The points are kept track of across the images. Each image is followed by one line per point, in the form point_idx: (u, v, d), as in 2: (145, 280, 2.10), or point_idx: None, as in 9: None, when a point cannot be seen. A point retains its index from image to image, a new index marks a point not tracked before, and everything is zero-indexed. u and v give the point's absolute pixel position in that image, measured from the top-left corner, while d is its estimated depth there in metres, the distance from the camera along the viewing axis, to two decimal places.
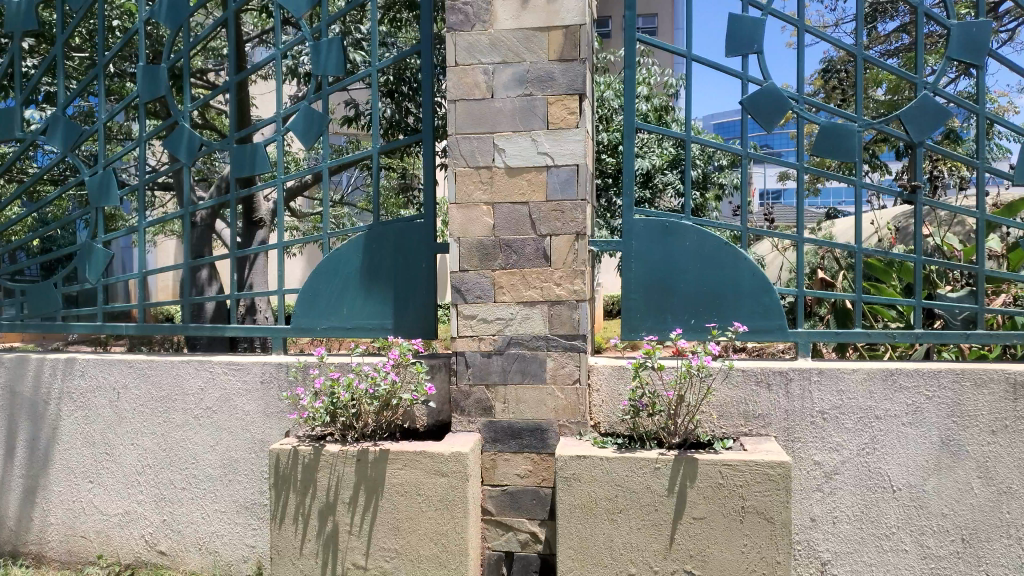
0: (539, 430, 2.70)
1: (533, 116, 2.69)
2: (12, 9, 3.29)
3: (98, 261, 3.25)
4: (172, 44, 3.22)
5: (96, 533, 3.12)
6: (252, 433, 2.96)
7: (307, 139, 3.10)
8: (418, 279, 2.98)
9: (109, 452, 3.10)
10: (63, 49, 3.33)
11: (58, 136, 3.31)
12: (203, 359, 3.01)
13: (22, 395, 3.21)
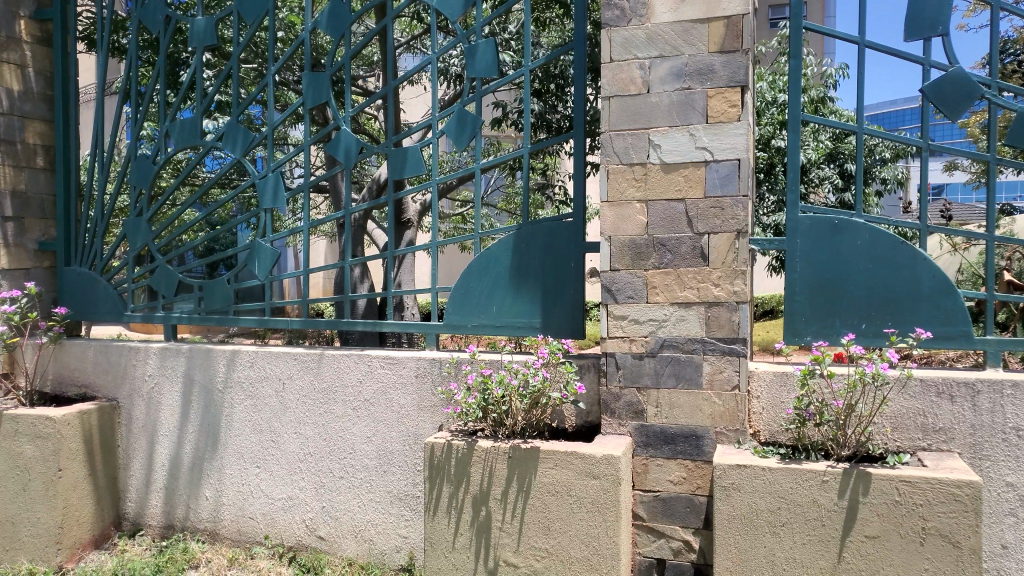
0: (694, 436, 2.61)
1: (692, 110, 2.61)
2: (196, 27, 3.56)
3: (266, 257, 3.44)
4: (334, 52, 3.36)
5: (262, 515, 3.31)
6: (406, 426, 3.05)
7: (461, 140, 3.16)
8: (567, 278, 2.95)
9: (275, 439, 3.28)
10: (238, 61, 3.56)
11: (234, 142, 3.55)
12: (362, 353, 3.13)
13: (198, 382, 3.41)
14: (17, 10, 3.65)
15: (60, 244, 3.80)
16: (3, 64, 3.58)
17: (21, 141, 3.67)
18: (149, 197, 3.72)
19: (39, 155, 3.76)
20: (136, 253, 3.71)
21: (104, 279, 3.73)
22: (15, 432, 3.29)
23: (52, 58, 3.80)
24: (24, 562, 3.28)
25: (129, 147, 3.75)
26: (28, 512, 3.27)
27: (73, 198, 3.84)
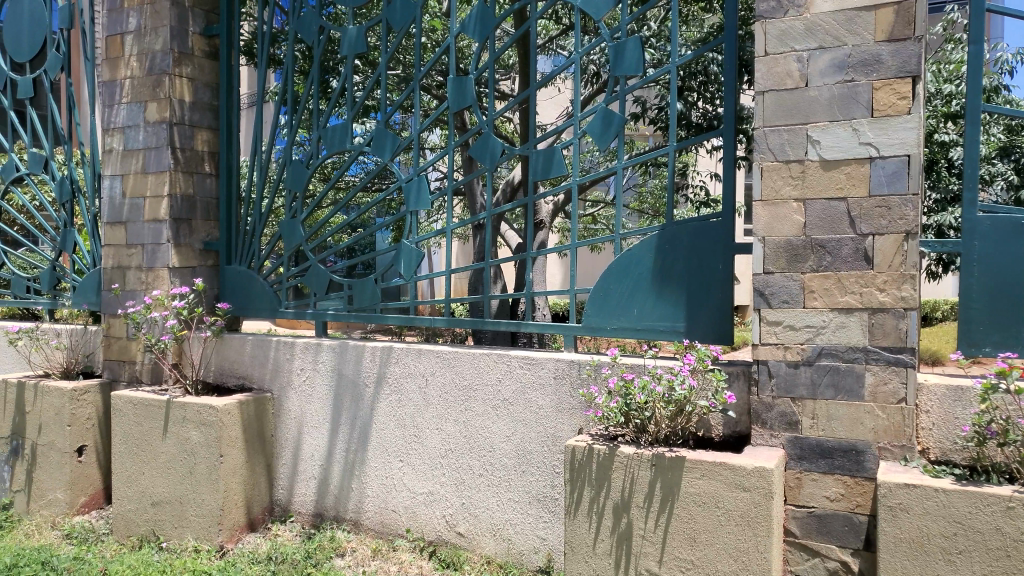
0: (854, 451, 2.45)
1: (855, 104, 2.45)
2: (347, 37, 3.70)
3: (411, 258, 3.53)
4: (478, 56, 3.40)
5: (405, 509, 3.40)
6: (545, 428, 3.04)
7: (604, 140, 3.11)
8: (714, 281, 2.84)
9: (417, 434, 3.36)
10: (386, 67, 3.67)
11: (381, 147, 3.66)
12: (502, 352, 3.15)
13: (345, 375, 3.54)
14: (189, 27, 3.94)
15: (223, 244, 4.07)
16: (177, 78, 3.88)
17: (190, 148, 3.96)
18: (302, 200, 3.90)
19: (205, 161, 4.04)
20: (291, 253, 3.90)
21: (261, 277, 3.96)
22: (183, 419, 3.56)
23: (219, 71, 4.08)
24: (190, 540, 3.54)
25: (285, 153, 3.94)
26: (193, 494, 3.53)
27: (234, 201, 4.09)
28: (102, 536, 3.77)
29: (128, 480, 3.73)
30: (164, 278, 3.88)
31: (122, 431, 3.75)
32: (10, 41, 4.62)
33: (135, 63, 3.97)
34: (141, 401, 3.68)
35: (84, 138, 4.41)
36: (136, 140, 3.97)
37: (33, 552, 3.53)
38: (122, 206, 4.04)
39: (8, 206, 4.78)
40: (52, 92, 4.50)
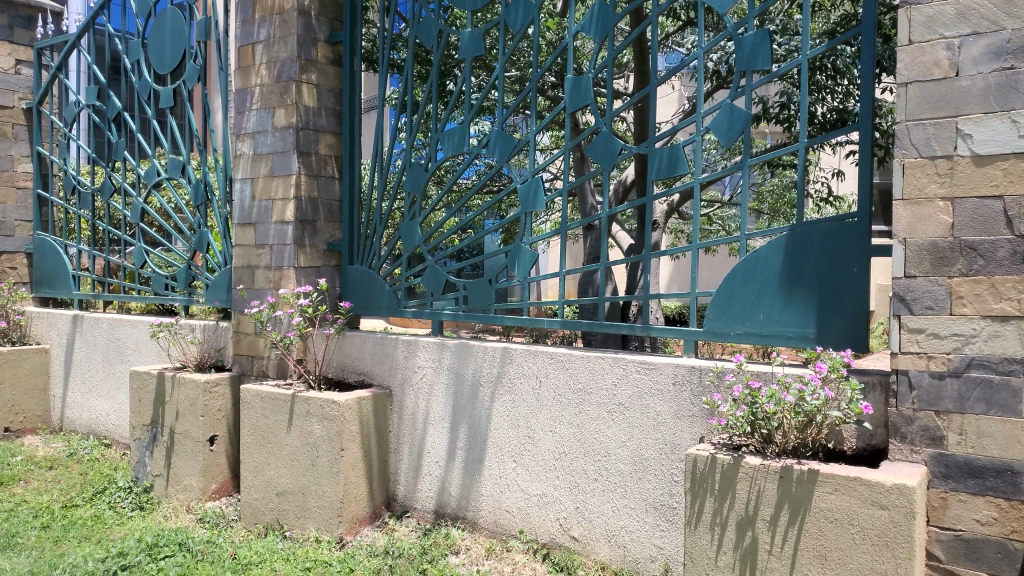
0: (1009, 472, 2.25)
1: (1015, 93, 2.25)
2: (465, 40, 3.72)
3: (526, 258, 3.52)
4: (597, 55, 3.35)
5: (518, 510, 3.40)
6: (663, 434, 2.96)
7: (727, 137, 3.00)
8: (848, 285, 2.68)
9: (531, 436, 3.35)
10: (503, 69, 3.68)
11: (498, 148, 3.66)
12: (618, 356, 3.10)
13: (461, 375, 3.58)
14: (315, 35, 4.09)
15: (345, 245, 4.20)
16: (303, 85, 4.03)
17: (315, 152, 4.10)
18: (420, 202, 3.97)
19: (328, 164, 4.18)
20: (410, 253, 3.97)
21: (380, 276, 4.06)
22: (306, 412, 3.69)
23: (342, 77, 4.21)
24: (312, 530, 3.67)
25: (405, 156, 4.01)
26: (315, 486, 3.66)
27: (356, 202, 4.21)
28: (231, 522, 3.97)
29: (255, 470, 3.91)
30: (290, 277, 4.04)
31: (250, 423, 3.93)
32: (154, 55, 4.94)
33: (265, 71, 4.15)
34: (268, 395, 3.85)
35: (218, 143, 4.66)
36: (265, 145, 4.16)
37: (171, 534, 3.77)
38: (252, 208, 4.24)
39: (149, 209, 5.11)
40: (189, 101, 4.78)
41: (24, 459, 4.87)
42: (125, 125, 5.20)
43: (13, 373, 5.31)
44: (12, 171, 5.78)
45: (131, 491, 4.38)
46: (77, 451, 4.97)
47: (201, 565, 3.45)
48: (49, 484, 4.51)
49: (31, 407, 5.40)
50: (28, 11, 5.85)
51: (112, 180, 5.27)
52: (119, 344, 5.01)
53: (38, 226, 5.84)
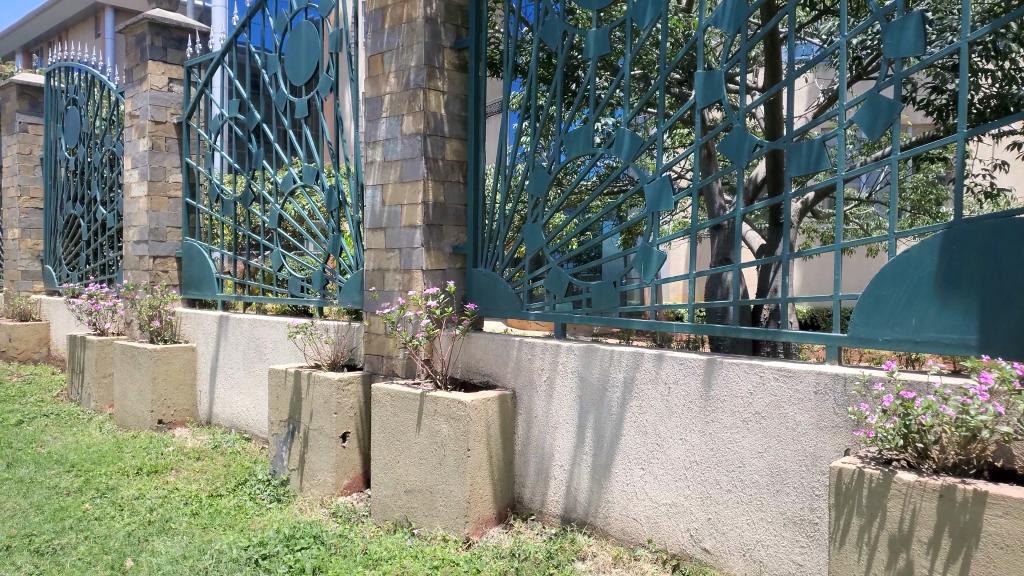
0: None
1: None
2: (590, 39, 3.63)
3: (653, 261, 3.43)
4: (730, 48, 3.21)
5: (647, 518, 3.32)
6: (803, 445, 2.81)
7: (874, 131, 2.80)
8: (1016, 288, 2.45)
9: (660, 443, 3.26)
10: (630, 67, 3.58)
11: (624, 148, 3.56)
12: (753, 362, 2.96)
13: (587, 379, 3.53)
14: (441, 43, 4.15)
15: (470, 248, 4.25)
16: (430, 92, 4.10)
17: (441, 158, 4.17)
18: (543, 204, 3.93)
19: (454, 170, 4.24)
20: (533, 256, 3.96)
21: (505, 278, 4.07)
22: (434, 412, 3.76)
23: (467, 83, 4.27)
24: (439, 528, 3.73)
25: (529, 159, 3.99)
26: (442, 485, 3.72)
27: (480, 206, 4.25)
28: (362, 518, 4.09)
29: (385, 467, 4.01)
30: (417, 279, 4.13)
31: (380, 421, 4.04)
32: (290, 68, 5.18)
33: (394, 79, 4.25)
34: (397, 393, 3.94)
35: (349, 152, 4.83)
36: (394, 151, 4.27)
37: (307, 526, 3.94)
38: (382, 213, 4.37)
39: (286, 215, 5.36)
40: (322, 112, 4.98)
41: (176, 449, 5.23)
42: (264, 136, 5.48)
43: (165, 369, 5.72)
44: (165, 181, 6.25)
45: (270, 483, 4.61)
46: (221, 444, 5.28)
47: (335, 559, 3.58)
48: (197, 474, 4.82)
49: (181, 401, 5.79)
50: (179, 33, 6.30)
51: (252, 188, 5.57)
52: (259, 342, 5.28)
53: (187, 232, 6.27)
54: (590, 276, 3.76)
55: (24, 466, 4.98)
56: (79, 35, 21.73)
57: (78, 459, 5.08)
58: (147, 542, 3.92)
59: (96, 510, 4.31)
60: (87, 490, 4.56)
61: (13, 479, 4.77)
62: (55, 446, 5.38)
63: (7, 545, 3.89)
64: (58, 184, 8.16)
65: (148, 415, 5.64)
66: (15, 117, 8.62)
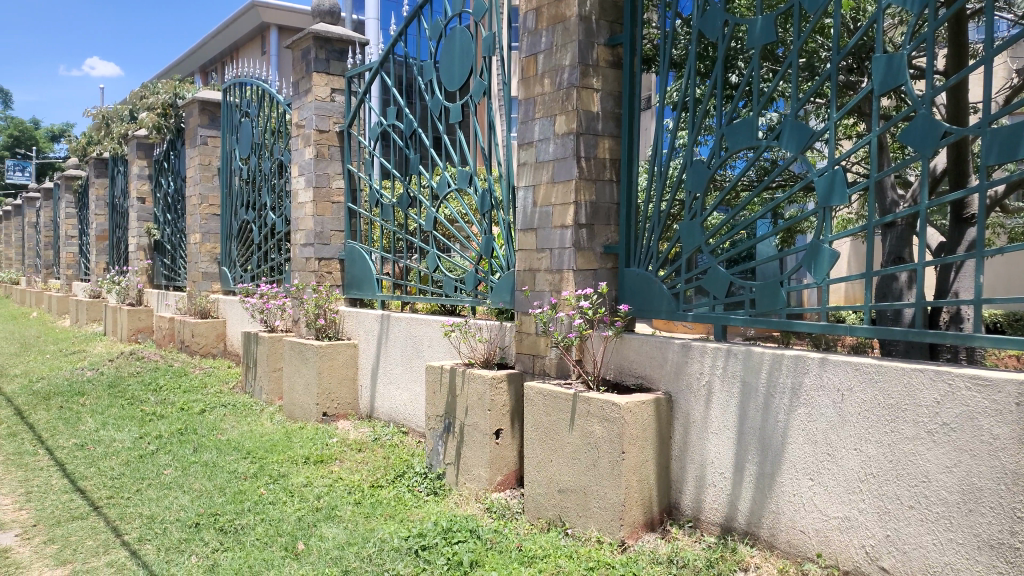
0: None
1: None
2: (755, 28, 3.49)
3: (825, 260, 3.24)
4: (914, 28, 2.97)
5: (816, 532, 3.15)
6: (1002, 462, 2.55)
7: None
8: None
9: (831, 454, 3.08)
10: (798, 54, 3.39)
11: (791, 139, 3.38)
12: (941, 370, 2.72)
13: (749, 383, 3.39)
14: (595, 40, 4.12)
15: (622, 247, 4.18)
16: (583, 90, 4.08)
17: (594, 156, 4.13)
18: (702, 201, 3.80)
19: (607, 168, 4.19)
20: (690, 255, 3.84)
21: (659, 279, 3.97)
22: (588, 413, 3.72)
23: (622, 79, 4.22)
24: (593, 530, 3.71)
25: (686, 155, 3.88)
26: (597, 486, 3.68)
27: (634, 205, 4.17)
28: (516, 515, 4.14)
29: (538, 466, 4.03)
30: (569, 279, 4.11)
31: (533, 420, 4.07)
32: (444, 74, 5.33)
33: (547, 80, 4.27)
34: (550, 393, 3.94)
35: (501, 155, 4.90)
36: (547, 152, 4.27)
37: (463, 520, 4.04)
38: (534, 214, 4.39)
39: (440, 217, 5.53)
40: (476, 115, 5.08)
41: (339, 441, 5.53)
42: (419, 142, 5.68)
43: (330, 364, 6.05)
44: (328, 187, 6.62)
45: (426, 476, 4.76)
46: (380, 437, 5.52)
47: (491, 554, 3.65)
48: (359, 464, 5.07)
49: (343, 395, 6.12)
50: (341, 45, 6.65)
51: (409, 192, 5.79)
52: (416, 340, 5.48)
53: (348, 235, 6.61)
54: (747, 276, 3.62)
55: (208, 451, 5.44)
56: (249, 54, 23.50)
57: (254, 446, 5.49)
58: (315, 527, 4.16)
59: (270, 494, 4.63)
60: (262, 476, 4.91)
61: (199, 463, 5.22)
62: (233, 434, 5.84)
63: (195, 523, 4.27)
64: (233, 192, 8.85)
65: (314, 407, 6.00)
66: (197, 131, 9.44)
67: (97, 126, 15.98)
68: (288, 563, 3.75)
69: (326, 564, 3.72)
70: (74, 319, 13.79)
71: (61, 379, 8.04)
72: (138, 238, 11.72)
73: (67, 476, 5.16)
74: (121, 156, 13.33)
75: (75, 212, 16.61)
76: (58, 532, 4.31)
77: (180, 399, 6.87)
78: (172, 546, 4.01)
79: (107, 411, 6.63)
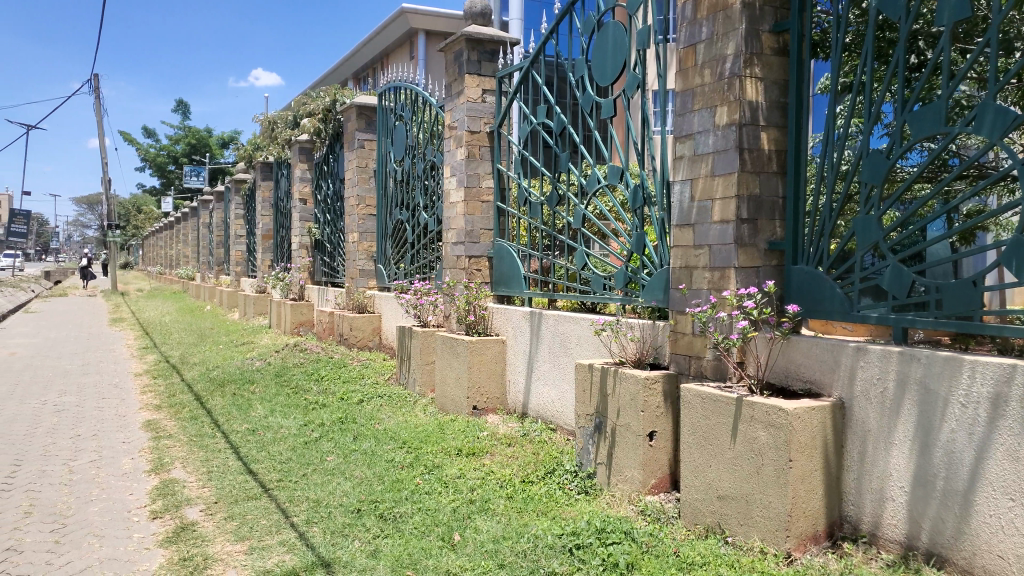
0: None
1: None
2: (945, 4, 3.21)
3: None
4: None
5: (1017, 558, 2.85)
6: None
7: None
8: None
9: None
10: (998, 31, 3.09)
11: (988, 124, 3.08)
12: None
13: (936, 392, 3.11)
14: (760, 27, 3.94)
15: (788, 244, 3.97)
16: (746, 79, 3.91)
17: (757, 149, 3.95)
18: (880, 194, 3.53)
19: (773, 160, 3.99)
20: (866, 252, 3.59)
21: (830, 278, 3.74)
22: (751, 418, 3.56)
23: (789, 66, 4.01)
24: (756, 540, 3.55)
25: (861, 146, 3.61)
26: (760, 495, 3.51)
27: (802, 199, 3.95)
28: (672, 519, 4.04)
29: (695, 471, 3.90)
30: (731, 277, 3.95)
31: (691, 423, 3.94)
32: (597, 70, 5.28)
33: (707, 71, 4.12)
34: (710, 396, 3.80)
35: (655, 149, 4.79)
36: (706, 145, 4.12)
37: (617, 521, 3.98)
38: (691, 210, 4.25)
39: (590, 214, 5.48)
40: (629, 109, 4.99)
41: (490, 434, 5.62)
42: (569, 139, 5.67)
43: (480, 360, 6.16)
44: (479, 187, 6.76)
45: (577, 475, 4.75)
46: (529, 433, 5.57)
47: (647, 557, 3.57)
48: (510, 459, 5.13)
49: (493, 390, 6.22)
50: (492, 46, 6.75)
51: (558, 189, 5.79)
52: (565, 338, 5.48)
53: (497, 233, 6.71)
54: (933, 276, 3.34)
55: (367, 440, 5.69)
56: (397, 60, 24.48)
57: (409, 437, 5.68)
58: (470, 518, 4.25)
59: (426, 484, 4.77)
60: (418, 466, 5.08)
61: (359, 451, 5.47)
62: (389, 424, 6.09)
63: (358, 509, 4.47)
64: (388, 193, 9.23)
65: (465, 400, 6.14)
66: (355, 135, 9.93)
67: (263, 133, 17.15)
68: (446, 553, 3.84)
69: (482, 556, 3.77)
70: (243, 313, 14.90)
71: (235, 368, 8.70)
72: (300, 237, 12.49)
73: (243, 458, 5.57)
74: (284, 161, 14.26)
75: (243, 213, 17.98)
76: (237, 509, 4.65)
77: (339, 389, 7.24)
78: (337, 529, 4.22)
79: (275, 399, 7.10)
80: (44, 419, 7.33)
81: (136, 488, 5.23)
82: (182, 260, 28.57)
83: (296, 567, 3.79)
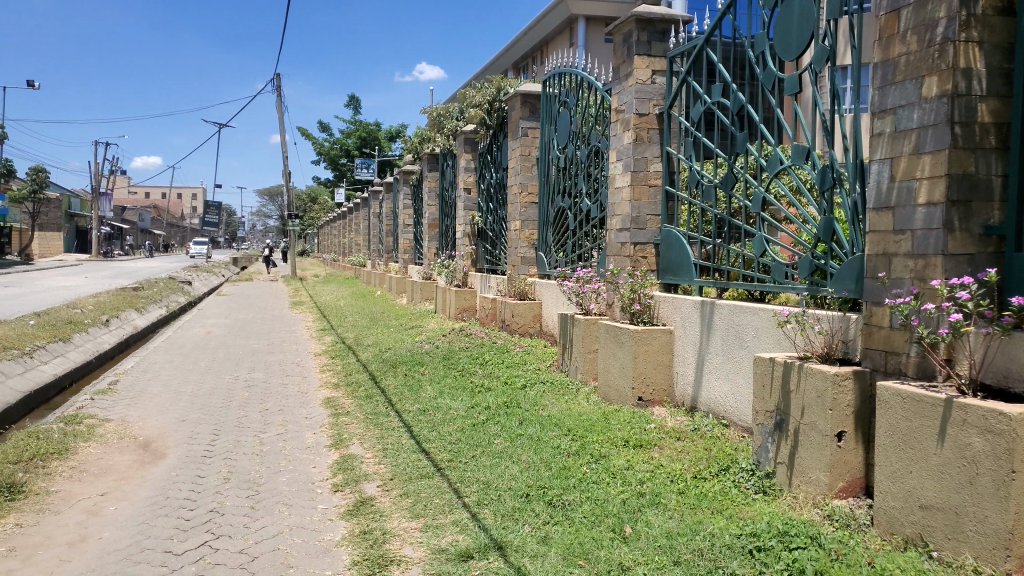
0: None
1: None
2: None
3: None
4: None
5: None
6: None
7: None
8: None
9: None
10: None
11: None
12: None
13: None
14: None
15: (1010, 228, 3.53)
16: (961, 44, 3.51)
17: (974, 122, 3.53)
18: None
19: (991, 135, 3.56)
20: None
21: None
22: (965, 422, 3.19)
23: (1015, 28, 3.56)
24: (968, 557, 3.18)
25: None
26: (974, 507, 3.15)
27: None
28: (864, 527, 3.73)
29: (893, 476, 3.56)
30: (938, 266, 3.57)
31: (888, 425, 3.60)
32: (781, 44, 4.96)
33: (912, 37, 3.73)
34: (913, 396, 3.45)
35: (847, 125, 4.43)
36: (910, 120, 3.74)
37: (802, 525, 3.73)
38: (890, 191, 3.87)
39: (770, 197, 5.18)
40: (816, 83, 4.65)
41: (656, 427, 5.48)
42: (747, 117, 5.38)
43: (645, 350, 6.01)
44: (646, 171, 6.58)
45: (754, 473, 4.52)
46: (700, 427, 5.38)
47: (839, 566, 3.29)
48: (680, 453, 4.97)
49: (660, 381, 6.06)
50: (663, 25, 6.53)
51: (734, 172, 5.52)
52: (739, 330, 5.21)
53: (665, 219, 6.51)
54: None
55: (533, 425, 5.72)
56: (556, 48, 24.57)
57: (574, 424, 5.65)
58: (641, 512, 4.14)
59: (594, 473, 4.71)
60: (584, 454, 5.03)
61: (526, 435, 5.51)
62: (554, 411, 6.09)
63: (527, 493, 4.49)
64: (551, 181, 9.22)
65: (630, 391, 6.03)
66: (519, 124, 10.02)
67: (429, 125, 17.76)
68: (618, 545, 3.76)
69: (655, 551, 3.66)
70: (410, 299, 15.56)
71: (405, 350, 9.07)
72: (464, 226, 12.83)
73: (415, 437, 5.76)
74: (450, 151, 14.68)
75: (410, 203, 18.75)
76: (411, 487, 4.81)
77: (504, 374, 7.36)
78: (508, 513, 4.25)
79: (443, 381, 7.32)
80: (237, 393, 7.98)
81: (319, 461, 5.56)
82: (354, 248, 30.38)
83: (470, 548, 3.86)
